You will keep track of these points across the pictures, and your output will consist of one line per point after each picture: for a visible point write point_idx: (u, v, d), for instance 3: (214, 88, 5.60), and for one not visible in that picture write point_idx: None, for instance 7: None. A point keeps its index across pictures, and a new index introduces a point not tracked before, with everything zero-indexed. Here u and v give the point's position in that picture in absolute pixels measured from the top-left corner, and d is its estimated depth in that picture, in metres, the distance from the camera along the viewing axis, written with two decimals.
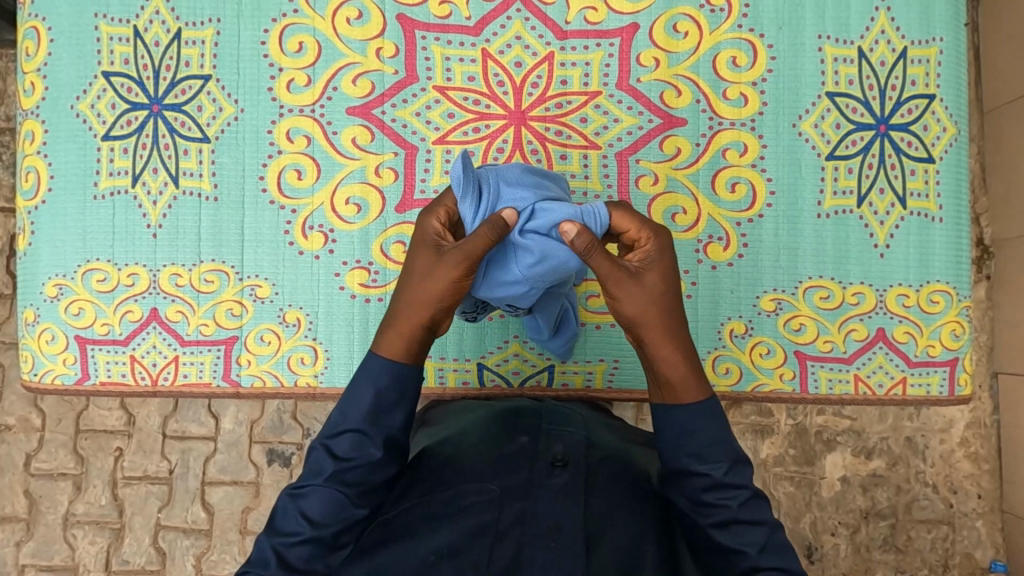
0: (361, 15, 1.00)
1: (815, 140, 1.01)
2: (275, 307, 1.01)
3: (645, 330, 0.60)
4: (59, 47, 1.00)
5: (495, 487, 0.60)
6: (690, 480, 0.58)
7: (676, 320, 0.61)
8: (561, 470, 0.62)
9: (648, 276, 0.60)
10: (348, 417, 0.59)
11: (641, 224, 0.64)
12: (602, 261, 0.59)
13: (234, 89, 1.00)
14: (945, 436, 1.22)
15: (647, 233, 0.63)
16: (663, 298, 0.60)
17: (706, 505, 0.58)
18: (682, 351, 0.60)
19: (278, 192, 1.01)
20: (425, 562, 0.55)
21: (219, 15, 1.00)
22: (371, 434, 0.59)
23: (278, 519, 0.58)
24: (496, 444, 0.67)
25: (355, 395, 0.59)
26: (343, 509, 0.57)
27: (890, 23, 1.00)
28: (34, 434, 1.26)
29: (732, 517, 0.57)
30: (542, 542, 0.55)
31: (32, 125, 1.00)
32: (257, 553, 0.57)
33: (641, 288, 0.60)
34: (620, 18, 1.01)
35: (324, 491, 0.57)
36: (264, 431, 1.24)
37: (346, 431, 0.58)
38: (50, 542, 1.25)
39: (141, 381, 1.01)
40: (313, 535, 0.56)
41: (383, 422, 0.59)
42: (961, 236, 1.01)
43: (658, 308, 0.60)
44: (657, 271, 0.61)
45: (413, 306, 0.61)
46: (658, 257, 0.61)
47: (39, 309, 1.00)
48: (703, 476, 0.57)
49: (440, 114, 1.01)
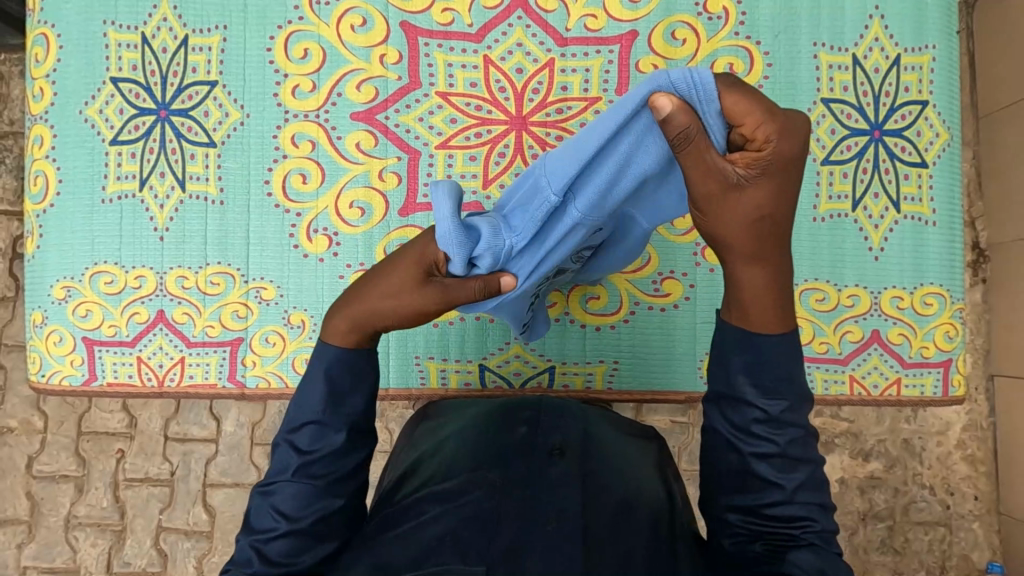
0: (365, 23, 1.02)
1: (810, 146, 1.03)
2: (280, 310, 1.02)
3: (731, 245, 0.53)
4: (68, 54, 1.01)
5: (494, 476, 0.61)
6: (743, 410, 0.54)
7: (768, 239, 0.52)
8: (558, 459, 0.63)
9: (756, 188, 0.51)
10: (305, 408, 0.59)
11: (771, 109, 0.50)
12: (697, 164, 0.52)
13: (240, 94, 1.02)
14: (941, 438, 1.24)
15: (768, 125, 0.50)
16: (757, 217, 0.52)
17: (753, 437, 0.54)
18: (769, 269, 0.53)
19: (283, 196, 1.02)
20: (426, 548, 0.54)
21: (226, 22, 1.02)
22: (331, 422, 0.58)
23: (254, 518, 0.58)
24: (495, 435, 0.69)
25: (309, 385, 0.58)
26: (318, 501, 0.57)
27: (883, 31, 1.02)
28: (36, 435, 1.27)
29: (778, 452, 0.53)
30: (538, 528, 0.55)
31: (41, 130, 1.02)
32: (238, 552, 0.57)
33: (738, 197, 0.51)
34: (620, 26, 1.03)
35: (294, 485, 0.57)
36: (266, 434, 1.25)
37: (304, 422, 0.58)
38: (51, 544, 1.26)
39: (147, 382, 1.02)
40: (290, 529, 0.56)
41: (342, 409, 0.58)
42: (955, 239, 1.02)
43: (754, 223, 0.52)
44: (767, 180, 0.51)
45: (351, 303, 0.59)
46: (773, 161, 0.50)
47: (47, 311, 1.02)
48: (755, 407, 0.53)
49: (443, 119, 1.03)
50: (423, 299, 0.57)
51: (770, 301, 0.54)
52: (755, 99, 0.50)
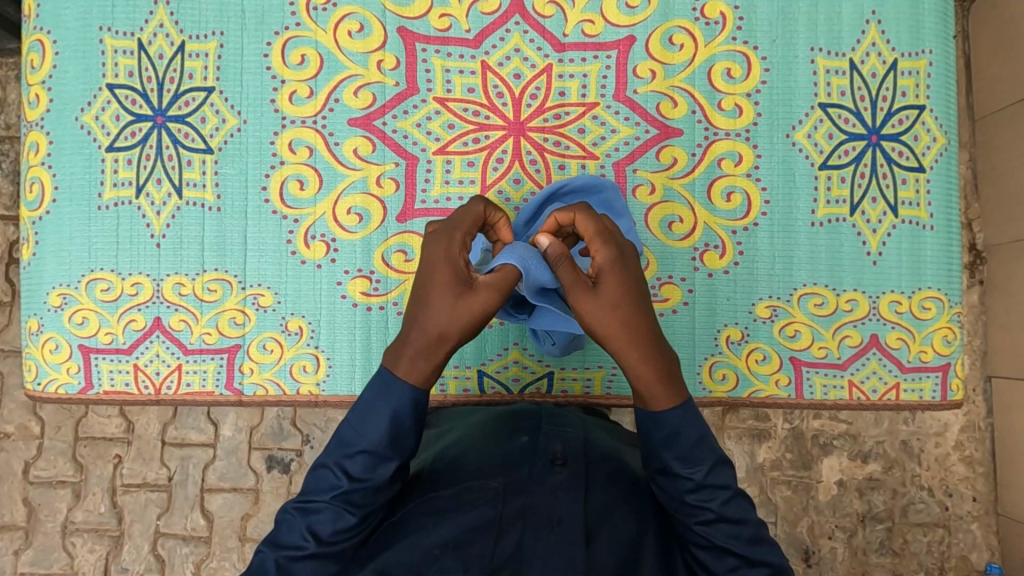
0: (363, 28, 1.02)
1: (808, 150, 1.03)
2: (277, 316, 1.02)
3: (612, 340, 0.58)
4: (63, 60, 1.01)
5: (496, 484, 0.61)
6: (676, 482, 0.59)
7: (638, 333, 0.57)
8: (560, 467, 0.63)
9: (609, 285, 0.57)
10: (363, 436, 0.58)
11: (600, 230, 0.61)
12: (566, 272, 0.59)
13: (238, 100, 1.02)
14: (940, 440, 1.24)
15: (604, 237, 0.59)
16: (620, 304, 0.57)
17: (689, 506, 0.58)
18: (655, 357, 0.58)
19: (281, 202, 1.02)
20: (428, 555, 0.56)
21: (223, 28, 1.02)
22: (385, 457, 0.59)
23: (284, 529, 0.58)
24: (497, 443, 0.69)
25: (370, 413, 0.59)
26: (348, 530, 0.57)
27: (881, 36, 1.02)
28: (34, 441, 1.26)
29: (717, 516, 0.57)
30: (542, 534, 0.57)
31: (36, 136, 1.01)
32: (260, 564, 0.58)
33: (604, 297, 0.57)
34: (617, 31, 1.03)
35: (332, 510, 0.57)
36: (264, 438, 1.24)
37: (361, 451, 0.58)
38: (49, 550, 1.26)
39: (144, 389, 1.02)
40: (316, 552, 0.57)
41: (397, 445, 0.59)
42: (952, 242, 1.03)
43: (620, 313, 0.57)
44: (617, 280, 0.58)
45: (430, 345, 0.58)
46: (617, 263, 0.58)
47: (43, 318, 1.01)
48: (686, 479, 0.58)
49: (440, 125, 1.02)
50: (489, 300, 0.58)
51: (662, 384, 0.58)
52: (585, 221, 0.61)
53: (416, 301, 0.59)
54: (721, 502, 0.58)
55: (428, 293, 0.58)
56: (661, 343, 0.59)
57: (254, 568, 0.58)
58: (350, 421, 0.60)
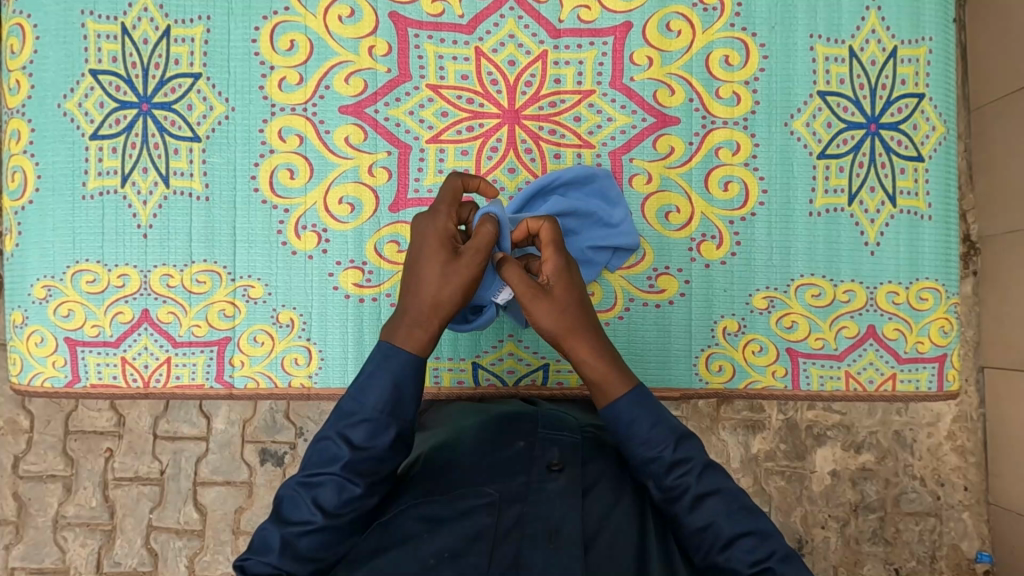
0: (353, 14, 0.99)
1: (807, 139, 1.01)
2: (269, 308, 1.00)
3: (566, 337, 0.63)
4: (44, 45, 0.98)
5: (492, 490, 0.61)
6: (658, 463, 0.60)
7: (591, 333, 0.64)
8: (557, 474, 0.62)
9: (558, 289, 0.64)
10: (365, 405, 0.59)
11: (555, 240, 0.67)
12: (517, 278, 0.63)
13: (225, 87, 0.99)
14: (932, 429, 1.24)
15: (552, 251, 0.66)
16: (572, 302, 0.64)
17: (670, 486, 0.60)
18: (603, 350, 0.64)
19: (271, 192, 1.00)
20: (424, 565, 0.55)
21: (209, 12, 0.99)
22: (386, 425, 0.60)
23: (287, 506, 0.58)
24: (494, 448, 0.67)
25: (370, 382, 0.60)
26: (355, 500, 0.58)
27: (880, 23, 1.01)
28: (23, 435, 1.24)
29: (696, 489, 0.59)
30: (540, 543, 0.57)
31: (18, 124, 0.99)
32: (263, 540, 0.57)
33: (550, 305, 0.63)
34: (614, 17, 1.01)
35: (338, 481, 0.58)
36: (257, 431, 1.23)
37: (364, 420, 0.59)
38: (40, 544, 1.24)
39: (133, 383, 1.00)
40: (325, 525, 0.57)
41: (398, 415, 0.60)
42: (950, 232, 1.02)
43: (572, 318, 0.63)
44: (567, 285, 0.64)
45: (421, 313, 0.62)
46: (561, 273, 0.65)
47: (28, 311, 0.99)
48: (658, 460, 0.60)
49: (434, 112, 1.00)
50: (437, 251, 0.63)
51: (611, 369, 0.63)
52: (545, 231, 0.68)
53: (409, 258, 0.65)
54: (696, 472, 0.60)
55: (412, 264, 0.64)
56: (604, 333, 0.65)
57: (256, 548, 0.57)
58: (348, 395, 0.61)
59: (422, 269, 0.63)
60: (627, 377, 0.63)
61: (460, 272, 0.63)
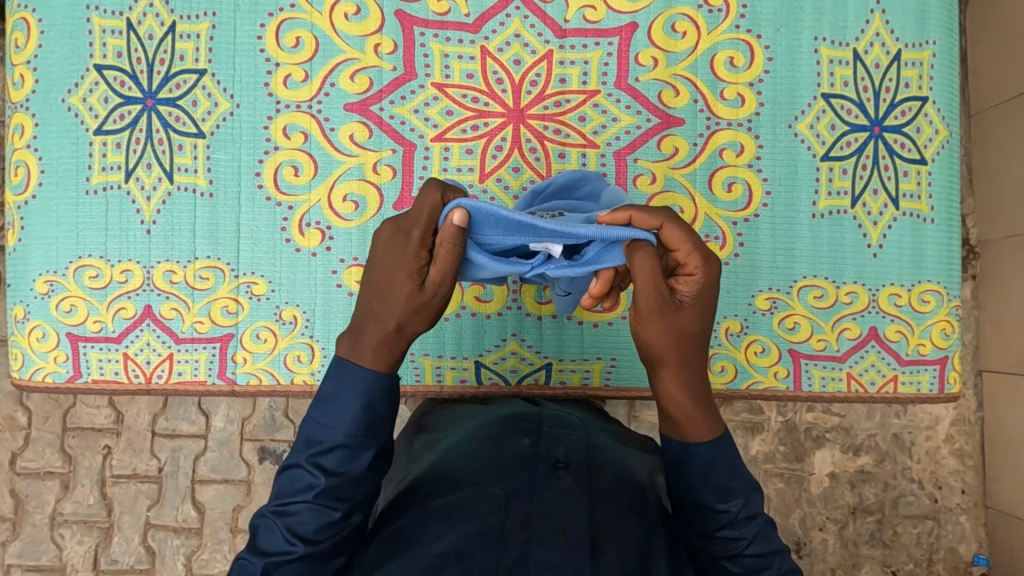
0: (359, 11, 0.99)
1: (810, 141, 1.02)
2: (272, 305, 1.00)
3: (662, 365, 0.57)
4: (50, 40, 0.98)
5: (495, 490, 0.60)
6: (713, 516, 0.58)
7: (700, 364, 0.58)
8: (563, 472, 0.62)
9: (689, 315, 0.56)
10: (333, 431, 0.56)
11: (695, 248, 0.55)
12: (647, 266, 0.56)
13: (230, 83, 0.99)
14: (930, 433, 1.24)
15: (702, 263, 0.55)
16: (693, 332, 0.56)
17: (722, 539, 0.59)
18: (693, 383, 0.58)
19: (275, 188, 1.00)
20: (429, 565, 0.52)
21: (214, 9, 0.99)
22: (362, 446, 0.56)
23: (264, 534, 0.57)
24: (496, 448, 0.68)
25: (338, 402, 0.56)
26: (335, 526, 0.56)
27: (885, 26, 1.01)
28: (20, 432, 1.24)
29: (747, 547, 0.58)
30: (547, 542, 0.54)
31: (23, 118, 0.98)
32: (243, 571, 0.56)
33: (670, 322, 0.56)
34: (619, 18, 1.01)
35: (313, 509, 0.55)
36: (256, 429, 1.23)
37: (335, 446, 0.56)
38: (37, 542, 1.23)
39: (135, 379, 1.00)
40: (304, 554, 0.55)
41: (372, 435, 0.56)
42: (951, 236, 1.02)
43: (684, 353, 0.57)
44: (697, 313, 0.56)
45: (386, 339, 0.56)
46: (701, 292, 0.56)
47: (30, 306, 0.99)
48: (721, 512, 0.58)
49: (438, 111, 1.00)
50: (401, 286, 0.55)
51: (697, 409, 0.58)
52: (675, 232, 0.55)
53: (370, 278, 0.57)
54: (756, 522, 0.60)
55: (378, 288, 0.56)
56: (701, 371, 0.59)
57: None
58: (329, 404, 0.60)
59: (385, 295, 0.56)
60: (708, 420, 0.59)
61: (427, 306, 0.56)
